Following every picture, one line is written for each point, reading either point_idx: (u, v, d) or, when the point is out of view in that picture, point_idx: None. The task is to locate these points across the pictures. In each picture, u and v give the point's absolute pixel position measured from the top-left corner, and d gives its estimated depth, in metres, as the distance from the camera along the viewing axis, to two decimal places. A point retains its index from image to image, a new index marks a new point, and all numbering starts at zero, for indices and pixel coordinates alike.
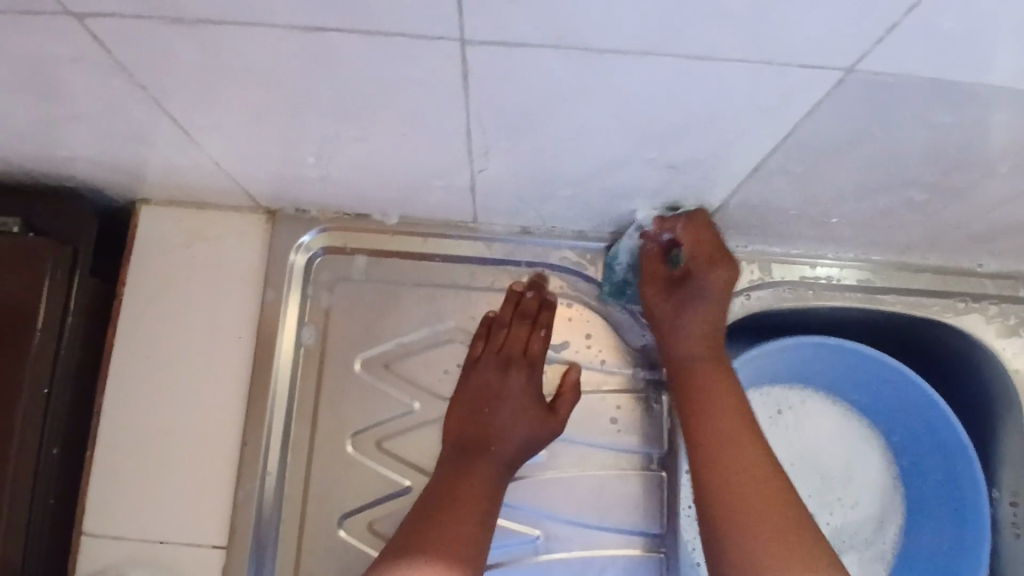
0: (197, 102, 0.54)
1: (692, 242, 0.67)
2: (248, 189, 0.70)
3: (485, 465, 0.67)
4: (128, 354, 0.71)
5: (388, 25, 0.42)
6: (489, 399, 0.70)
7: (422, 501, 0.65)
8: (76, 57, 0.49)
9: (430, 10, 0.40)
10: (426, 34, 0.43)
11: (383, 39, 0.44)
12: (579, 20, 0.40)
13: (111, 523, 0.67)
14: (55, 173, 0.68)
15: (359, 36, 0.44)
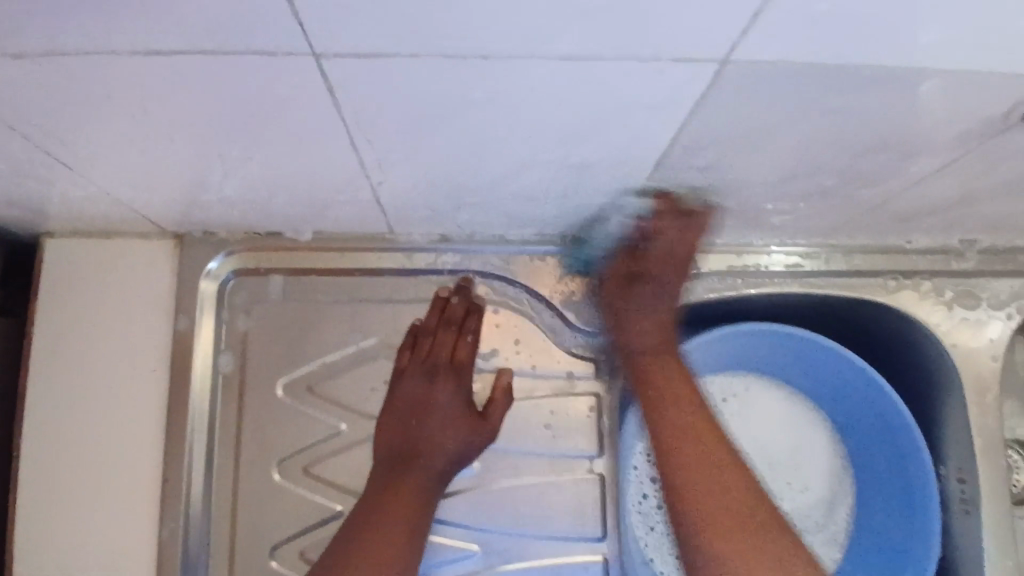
0: (67, 133, 0.51)
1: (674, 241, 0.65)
2: (151, 215, 0.67)
3: (420, 478, 0.66)
4: (38, 395, 0.68)
5: (234, 44, 0.40)
6: (417, 411, 0.68)
7: (351, 518, 0.63)
8: None
9: (272, 27, 0.38)
10: (278, 51, 0.40)
11: (235, 58, 0.41)
12: (431, 28, 0.38)
13: (32, 570, 0.65)
14: None
15: (208, 57, 0.41)
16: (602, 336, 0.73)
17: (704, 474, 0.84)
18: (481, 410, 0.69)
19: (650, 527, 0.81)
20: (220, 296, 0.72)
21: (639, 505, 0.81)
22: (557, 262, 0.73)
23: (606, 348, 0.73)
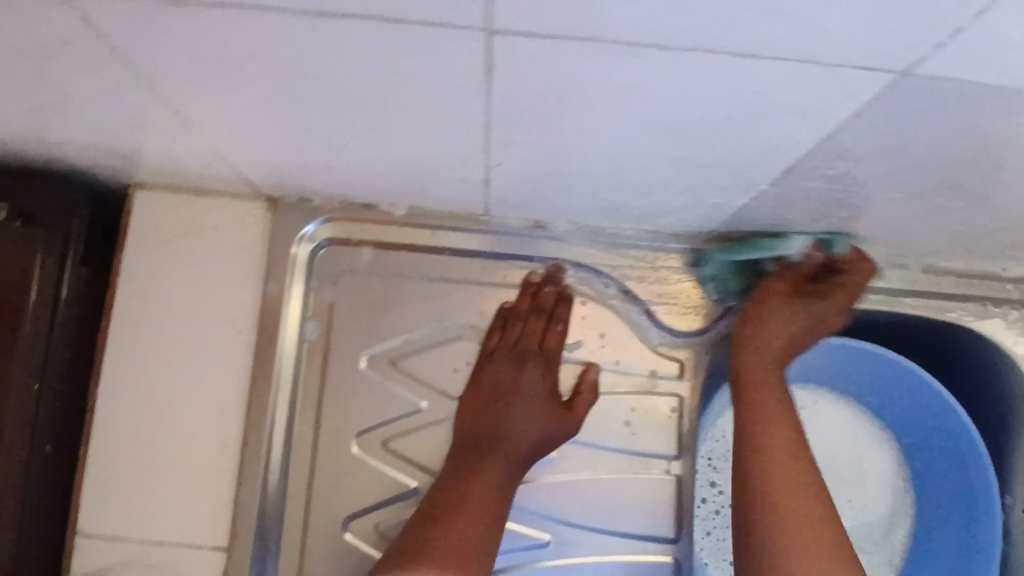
0: (193, 87, 0.50)
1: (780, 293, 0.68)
2: (247, 175, 0.66)
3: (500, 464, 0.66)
4: (121, 347, 0.68)
5: (408, 13, 0.38)
6: (502, 396, 0.69)
7: (437, 498, 0.63)
8: (63, 39, 0.45)
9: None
10: (450, 24, 0.39)
11: (402, 28, 0.40)
12: (619, 15, 0.37)
13: (105, 521, 0.65)
14: (42, 154, 0.64)
15: (375, 24, 0.40)
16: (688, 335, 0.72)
17: None
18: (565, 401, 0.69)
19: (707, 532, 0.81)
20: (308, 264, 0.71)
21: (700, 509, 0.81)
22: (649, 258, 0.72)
23: (691, 347, 0.72)
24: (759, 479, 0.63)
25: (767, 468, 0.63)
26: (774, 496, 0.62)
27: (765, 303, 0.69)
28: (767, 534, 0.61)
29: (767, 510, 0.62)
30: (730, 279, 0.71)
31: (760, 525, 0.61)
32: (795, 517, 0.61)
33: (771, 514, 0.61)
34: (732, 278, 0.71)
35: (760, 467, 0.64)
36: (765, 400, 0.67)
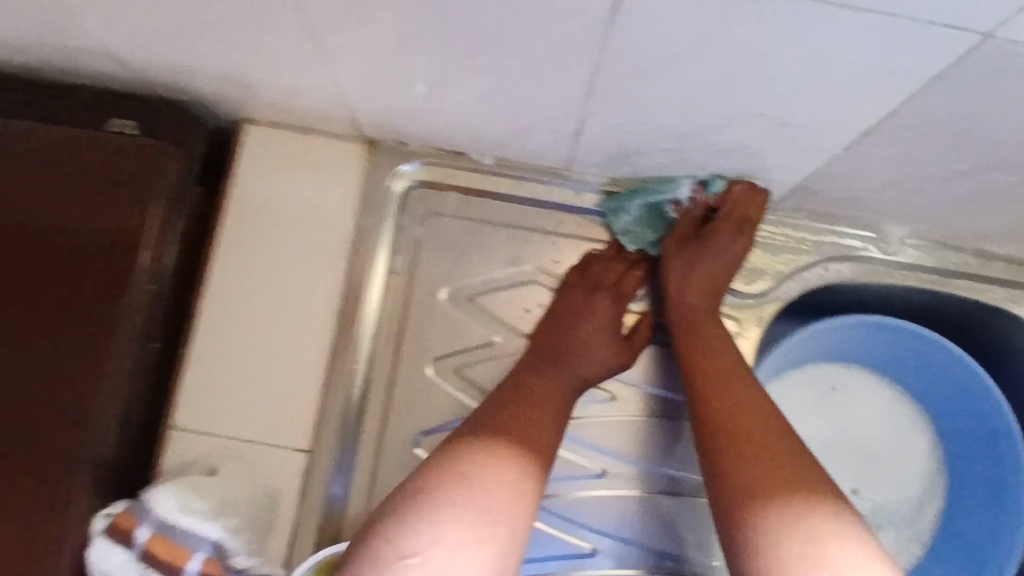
0: (342, 19, 0.56)
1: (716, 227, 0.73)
2: (355, 116, 0.72)
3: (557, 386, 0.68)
4: (228, 266, 0.75)
5: None
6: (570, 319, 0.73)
7: (484, 419, 0.64)
8: None
9: None
10: None
11: None
12: None
13: (199, 419, 0.71)
14: (174, 84, 0.71)
15: None
16: (747, 297, 0.77)
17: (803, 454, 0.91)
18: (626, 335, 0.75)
19: None
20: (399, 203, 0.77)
21: None
22: None
23: (749, 309, 0.77)
24: (747, 429, 0.62)
25: (759, 420, 0.63)
26: (761, 441, 0.61)
27: (688, 251, 0.74)
28: (755, 477, 0.59)
29: (742, 462, 0.60)
30: (642, 231, 0.77)
31: (749, 472, 0.59)
32: (780, 470, 0.59)
33: (751, 455, 0.60)
34: (638, 229, 0.77)
35: (753, 421, 0.63)
36: (716, 346, 0.69)
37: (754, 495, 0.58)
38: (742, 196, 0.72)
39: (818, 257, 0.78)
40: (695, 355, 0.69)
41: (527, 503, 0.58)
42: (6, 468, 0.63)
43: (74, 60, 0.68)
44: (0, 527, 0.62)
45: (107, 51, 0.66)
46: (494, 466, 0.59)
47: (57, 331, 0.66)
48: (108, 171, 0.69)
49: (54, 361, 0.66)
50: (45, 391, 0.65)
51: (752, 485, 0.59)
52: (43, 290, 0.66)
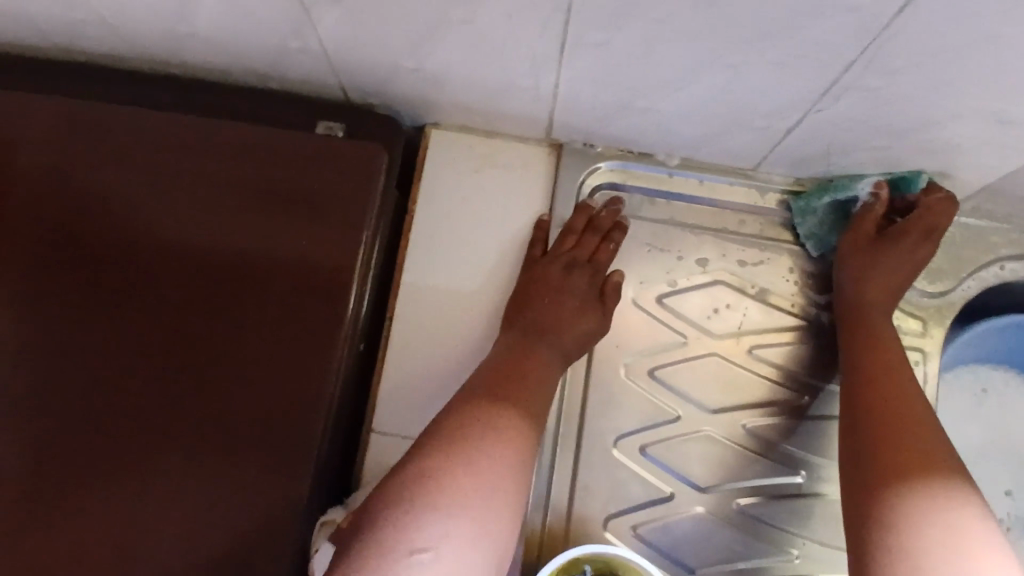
0: (599, 20, 0.55)
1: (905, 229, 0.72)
2: (550, 119, 0.73)
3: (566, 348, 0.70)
4: (419, 263, 0.74)
5: None
6: (560, 287, 0.72)
7: (479, 384, 0.64)
8: None
9: None
10: None
11: None
12: None
13: (399, 423, 0.70)
14: (373, 84, 0.71)
15: None
16: (930, 297, 0.77)
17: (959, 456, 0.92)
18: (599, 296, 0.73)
19: None
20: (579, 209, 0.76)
21: None
22: None
23: (934, 309, 0.78)
24: (885, 407, 0.64)
25: (897, 399, 0.65)
26: (902, 419, 0.63)
27: (864, 248, 0.73)
28: (894, 453, 0.61)
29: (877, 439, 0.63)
30: (827, 234, 0.77)
31: (888, 448, 0.62)
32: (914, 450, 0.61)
33: (889, 432, 0.63)
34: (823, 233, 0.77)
35: (892, 396, 0.65)
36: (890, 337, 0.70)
37: (888, 470, 0.61)
38: (939, 205, 0.71)
39: (994, 257, 0.79)
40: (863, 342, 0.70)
41: (511, 489, 0.58)
42: (245, 453, 0.66)
43: (285, 58, 0.69)
44: (248, 513, 0.64)
45: (322, 51, 0.67)
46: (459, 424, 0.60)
47: (278, 330, 0.67)
48: (318, 173, 0.70)
49: (275, 359, 0.67)
50: (278, 382, 0.67)
51: (886, 459, 0.61)
52: (264, 288, 0.68)
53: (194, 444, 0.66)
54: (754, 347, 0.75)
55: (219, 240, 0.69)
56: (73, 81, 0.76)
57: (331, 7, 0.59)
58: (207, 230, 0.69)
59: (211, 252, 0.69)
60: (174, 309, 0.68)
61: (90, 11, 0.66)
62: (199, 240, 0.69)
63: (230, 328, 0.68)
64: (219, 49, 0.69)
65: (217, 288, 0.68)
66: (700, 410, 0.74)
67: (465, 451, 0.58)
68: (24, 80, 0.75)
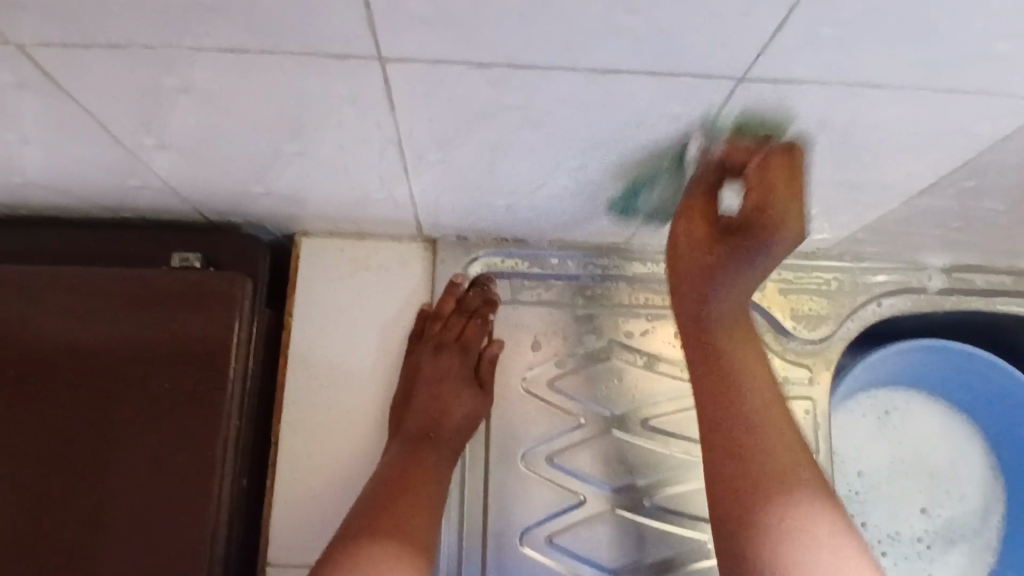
0: (436, 139, 0.55)
1: (762, 184, 0.56)
2: (418, 220, 0.72)
3: (691, 343, 0.61)
4: (299, 383, 0.72)
5: (685, 67, 0.46)
6: (709, 320, 0.60)
7: (368, 501, 0.64)
8: (339, 103, 0.50)
9: (736, 53, 0.44)
10: (714, 74, 0.47)
11: (670, 79, 0.47)
12: (867, 57, 0.45)
13: (294, 552, 0.68)
14: (231, 209, 0.69)
15: (648, 78, 0.47)
16: (814, 344, 0.79)
17: (872, 482, 0.94)
18: (477, 375, 0.74)
19: (861, 524, 0.93)
20: (721, 132, 0.54)
21: (850, 520, 0.93)
22: (770, 273, 0.79)
23: (818, 355, 0.79)
24: (737, 432, 0.57)
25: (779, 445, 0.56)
26: (761, 443, 0.56)
27: (699, 241, 0.60)
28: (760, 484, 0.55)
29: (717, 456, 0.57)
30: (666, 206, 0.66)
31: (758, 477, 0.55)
32: (771, 487, 0.55)
33: (746, 474, 0.56)
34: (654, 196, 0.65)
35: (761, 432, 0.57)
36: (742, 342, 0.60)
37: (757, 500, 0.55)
38: (798, 166, 0.57)
39: (868, 296, 0.81)
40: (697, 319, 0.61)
41: None
42: None
43: (132, 195, 0.67)
44: None
45: (166, 184, 0.64)
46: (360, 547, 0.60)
47: (148, 483, 0.64)
48: (177, 308, 0.67)
49: (146, 515, 0.63)
50: (153, 540, 0.63)
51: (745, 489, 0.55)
52: (130, 440, 0.64)
53: None
54: (648, 419, 0.75)
55: (73, 396, 0.65)
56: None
57: (162, 150, 0.57)
58: (59, 387, 0.65)
59: (65, 410, 0.65)
60: (29, 478, 0.63)
61: None
62: (51, 399, 0.65)
63: (93, 490, 0.63)
64: (58, 192, 0.66)
65: (75, 448, 0.64)
66: (603, 490, 0.73)
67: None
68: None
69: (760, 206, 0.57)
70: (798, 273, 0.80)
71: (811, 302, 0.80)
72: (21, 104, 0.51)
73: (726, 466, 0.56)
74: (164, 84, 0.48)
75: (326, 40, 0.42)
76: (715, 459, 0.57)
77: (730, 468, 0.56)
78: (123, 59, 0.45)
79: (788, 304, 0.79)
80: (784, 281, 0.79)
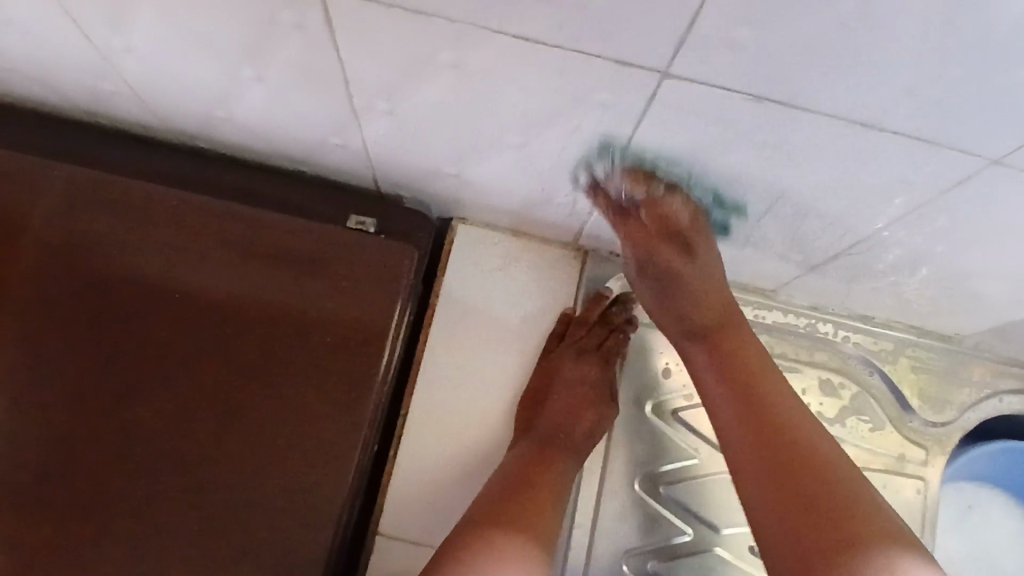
0: (656, 157, 0.56)
1: (655, 217, 0.62)
2: (581, 228, 0.73)
3: (744, 464, 0.60)
4: (437, 363, 0.74)
5: (948, 138, 0.47)
6: (671, 292, 0.67)
7: (497, 486, 0.65)
8: (589, 103, 0.51)
9: (1006, 136, 0.45)
10: (967, 151, 0.48)
11: (924, 146, 0.48)
12: None
13: (407, 527, 0.70)
14: (410, 183, 0.71)
15: (903, 140, 0.48)
16: (934, 427, 0.79)
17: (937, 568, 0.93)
18: (611, 388, 0.74)
19: None
20: (948, 167, 0.50)
21: None
22: (903, 347, 0.80)
23: (938, 438, 0.79)
24: (777, 494, 0.57)
25: (818, 438, 0.59)
26: (804, 452, 0.58)
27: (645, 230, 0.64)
28: (824, 538, 0.54)
29: (781, 516, 0.56)
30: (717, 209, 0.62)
31: (812, 492, 0.56)
32: (837, 535, 0.54)
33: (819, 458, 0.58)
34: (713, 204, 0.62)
35: (821, 486, 0.56)
36: (764, 373, 0.62)
37: (842, 524, 0.54)
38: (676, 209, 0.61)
39: (991, 389, 0.81)
40: (731, 377, 0.62)
41: None
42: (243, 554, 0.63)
43: (324, 151, 0.68)
44: None
45: (363, 149, 0.66)
46: (491, 525, 0.61)
47: (295, 430, 0.66)
48: (349, 269, 0.69)
49: (285, 462, 0.65)
50: (286, 484, 0.65)
51: (820, 527, 0.54)
52: (280, 383, 0.66)
53: (188, 540, 0.63)
54: None
55: (236, 333, 0.67)
56: (82, 143, 0.72)
57: (387, 116, 0.59)
58: (223, 320, 0.67)
59: (224, 343, 0.67)
60: (178, 402, 0.65)
61: (130, 86, 0.63)
62: (213, 331, 0.67)
63: (241, 426, 0.65)
64: (255, 135, 0.68)
65: (228, 381, 0.66)
66: (710, 529, 0.74)
67: (487, 551, 0.58)
68: (24, 142, 0.71)
69: (665, 216, 0.62)
70: (930, 353, 0.80)
71: (938, 384, 0.80)
72: (281, 47, 0.52)
73: (762, 458, 0.59)
74: (437, 58, 0.49)
75: (633, 47, 0.43)
76: (755, 468, 0.59)
77: (784, 471, 0.57)
78: (411, 30, 0.47)
79: (915, 381, 0.80)
80: (915, 358, 0.80)
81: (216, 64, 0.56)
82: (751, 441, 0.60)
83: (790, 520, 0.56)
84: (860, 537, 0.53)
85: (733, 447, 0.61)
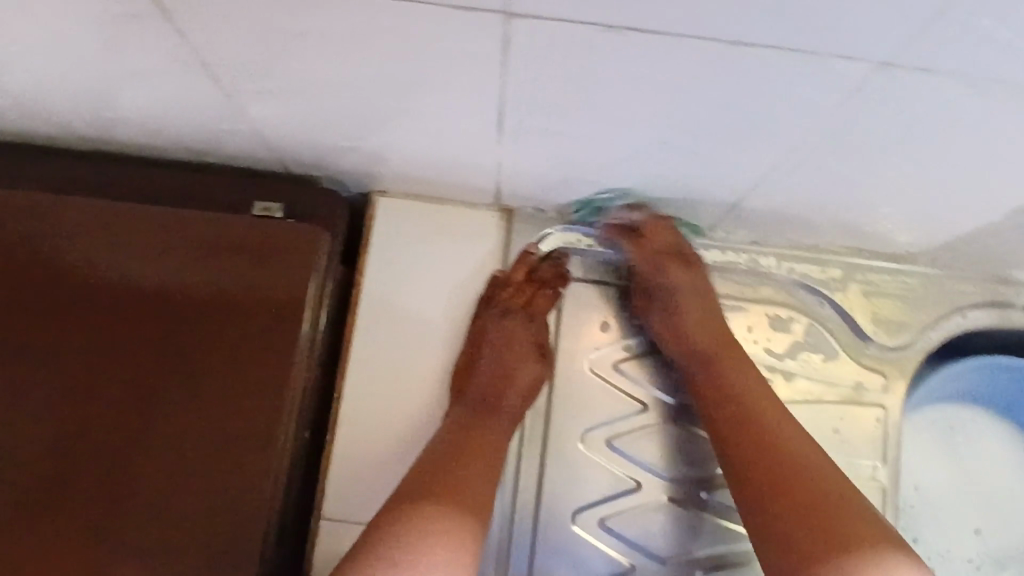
0: (537, 105, 0.54)
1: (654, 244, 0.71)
2: (497, 188, 0.70)
3: (734, 446, 0.63)
4: (366, 341, 0.72)
5: (821, 46, 0.43)
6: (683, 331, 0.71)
7: (425, 457, 0.64)
8: (447, 56, 0.48)
9: (880, 35, 0.42)
10: (847, 57, 0.44)
11: (800, 57, 0.45)
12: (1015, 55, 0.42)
13: (349, 507, 0.69)
14: (315, 163, 0.69)
15: (776, 53, 0.45)
16: (890, 351, 0.76)
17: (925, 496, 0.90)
18: (544, 348, 0.74)
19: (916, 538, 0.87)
20: (835, 78, 0.47)
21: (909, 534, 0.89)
22: (853, 273, 0.77)
23: (895, 362, 0.77)
24: (780, 506, 0.59)
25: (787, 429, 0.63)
26: (770, 439, 0.62)
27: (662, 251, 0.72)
28: (812, 519, 0.57)
29: (761, 507, 0.60)
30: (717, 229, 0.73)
31: (825, 507, 0.57)
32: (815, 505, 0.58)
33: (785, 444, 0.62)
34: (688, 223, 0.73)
35: (794, 469, 0.60)
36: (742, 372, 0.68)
37: (812, 504, 0.58)
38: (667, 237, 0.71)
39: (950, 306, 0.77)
40: (734, 407, 0.65)
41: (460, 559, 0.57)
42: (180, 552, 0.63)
43: (219, 139, 0.66)
44: None
45: (255, 132, 0.64)
46: (415, 496, 0.60)
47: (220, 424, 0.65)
48: (259, 257, 0.68)
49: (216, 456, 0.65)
50: (214, 480, 0.64)
51: (791, 507, 0.58)
52: (199, 377, 0.65)
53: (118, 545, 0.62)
54: None
55: (150, 331, 0.66)
56: None
57: (262, 97, 0.57)
58: (136, 318, 0.66)
59: (137, 341, 0.65)
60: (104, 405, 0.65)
61: (9, 96, 0.62)
62: (127, 333, 0.66)
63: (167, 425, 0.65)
64: (147, 131, 0.66)
65: (145, 380, 0.65)
66: (660, 479, 0.72)
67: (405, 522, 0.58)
68: None
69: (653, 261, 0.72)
70: (882, 276, 0.77)
71: (893, 306, 0.77)
72: (126, 37, 0.50)
73: (752, 457, 0.62)
74: (277, 28, 0.47)
75: None
76: (744, 455, 0.63)
77: (783, 472, 0.60)
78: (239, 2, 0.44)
79: (868, 306, 0.77)
80: (866, 282, 0.77)
81: (77, 65, 0.54)
82: (745, 438, 0.63)
83: (788, 516, 0.58)
84: (829, 511, 0.57)
85: (733, 453, 0.63)
